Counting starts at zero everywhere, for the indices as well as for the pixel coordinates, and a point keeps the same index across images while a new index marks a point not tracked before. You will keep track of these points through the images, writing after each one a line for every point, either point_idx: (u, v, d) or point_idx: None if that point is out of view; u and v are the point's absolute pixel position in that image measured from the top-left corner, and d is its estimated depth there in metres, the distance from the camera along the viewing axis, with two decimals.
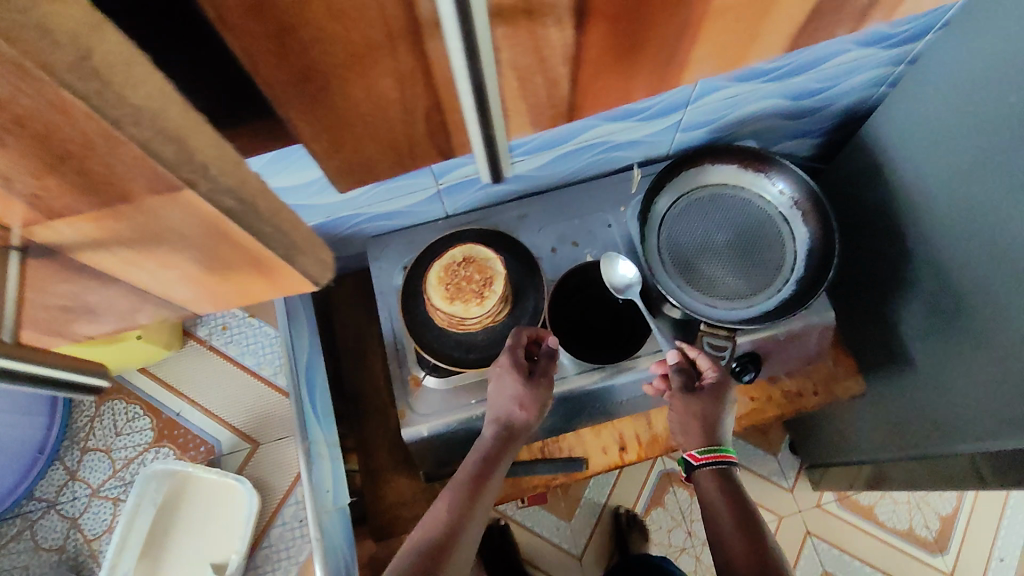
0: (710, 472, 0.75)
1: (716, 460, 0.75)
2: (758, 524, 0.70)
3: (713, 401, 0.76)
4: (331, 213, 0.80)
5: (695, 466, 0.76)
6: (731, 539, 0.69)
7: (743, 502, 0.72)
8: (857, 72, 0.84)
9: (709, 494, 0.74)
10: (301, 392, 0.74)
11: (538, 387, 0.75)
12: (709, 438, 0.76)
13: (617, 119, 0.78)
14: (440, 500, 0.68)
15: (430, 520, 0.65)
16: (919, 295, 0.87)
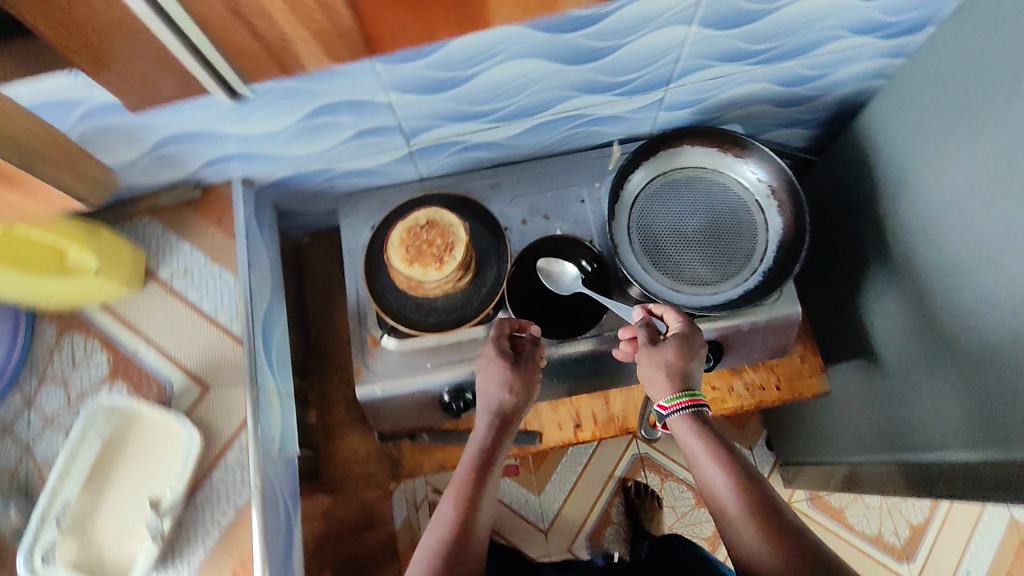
0: (685, 418, 0.69)
1: (686, 405, 0.69)
2: (746, 467, 0.65)
3: (678, 349, 0.70)
4: (299, 166, 0.79)
5: (666, 416, 0.70)
6: (720, 488, 0.64)
7: (726, 447, 0.66)
8: (851, 62, 0.81)
9: (690, 442, 0.68)
10: (256, 342, 0.74)
11: (527, 374, 0.74)
12: (679, 385, 0.70)
13: (596, 92, 0.77)
14: (445, 500, 0.68)
15: (438, 525, 0.66)
16: (899, 297, 0.85)
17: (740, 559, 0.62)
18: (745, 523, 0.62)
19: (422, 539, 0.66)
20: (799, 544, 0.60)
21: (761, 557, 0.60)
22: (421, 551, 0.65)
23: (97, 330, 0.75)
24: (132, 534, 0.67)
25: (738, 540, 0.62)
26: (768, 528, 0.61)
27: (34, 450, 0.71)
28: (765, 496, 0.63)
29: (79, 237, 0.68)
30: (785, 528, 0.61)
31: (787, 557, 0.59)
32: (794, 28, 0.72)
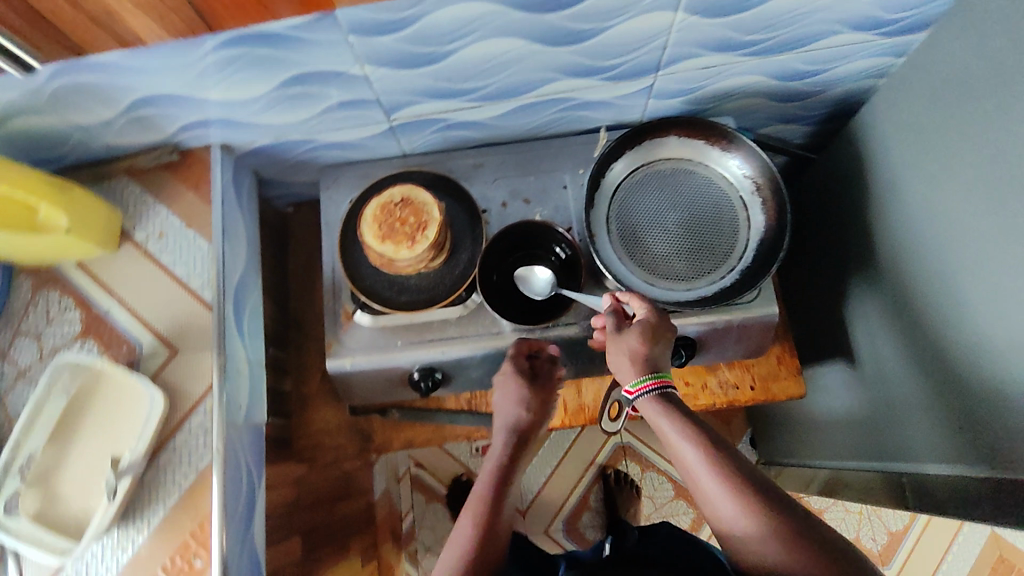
0: (652, 399, 0.65)
1: (652, 388, 0.65)
2: (717, 439, 0.61)
3: (641, 335, 0.68)
4: (280, 136, 0.79)
5: (633, 400, 0.66)
6: (695, 464, 0.61)
7: (696, 423, 0.62)
8: (853, 59, 0.81)
9: (658, 422, 0.64)
10: (226, 308, 0.75)
11: (541, 395, 0.79)
12: (645, 368, 0.67)
13: (581, 76, 0.75)
14: (464, 515, 0.67)
15: (459, 540, 0.65)
16: (887, 304, 0.84)
17: (724, 531, 0.59)
18: (725, 498, 0.58)
19: (442, 554, 0.66)
20: (782, 513, 0.57)
21: (744, 530, 0.57)
22: (442, 564, 0.64)
23: (72, 288, 0.76)
24: (93, 489, 0.68)
25: (719, 515, 0.59)
26: (750, 501, 0.57)
27: (5, 401, 0.72)
28: (741, 466, 0.59)
29: (48, 196, 0.68)
30: (767, 497, 0.58)
31: (770, 528, 0.56)
32: (787, 20, 0.71)
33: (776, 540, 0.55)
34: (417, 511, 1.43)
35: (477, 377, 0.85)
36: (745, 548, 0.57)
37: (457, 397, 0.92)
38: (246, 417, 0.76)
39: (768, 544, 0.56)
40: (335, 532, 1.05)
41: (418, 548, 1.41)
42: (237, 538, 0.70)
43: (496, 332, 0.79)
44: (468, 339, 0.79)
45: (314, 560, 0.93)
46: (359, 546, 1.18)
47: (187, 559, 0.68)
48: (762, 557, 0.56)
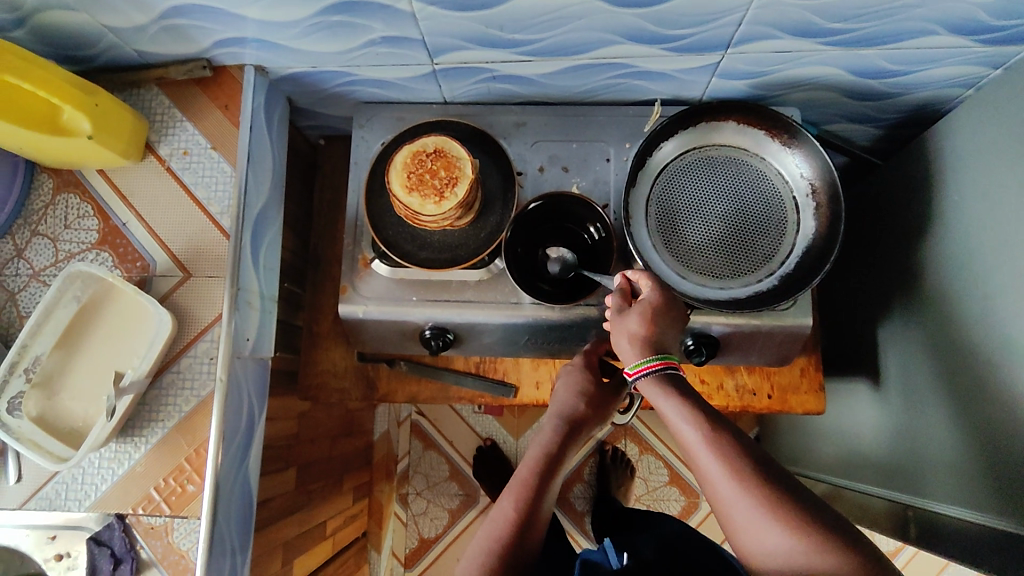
0: (654, 380, 0.62)
1: (654, 370, 0.62)
2: (720, 421, 0.58)
3: (644, 318, 0.64)
4: (318, 65, 0.75)
5: (633, 382, 0.63)
6: (694, 445, 0.57)
7: (698, 404, 0.59)
8: (944, 64, 0.74)
9: (660, 403, 0.61)
10: (243, 238, 0.73)
11: (604, 392, 0.75)
12: (648, 351, 0.63)
13: (644, 43, 0.70)
14: (506, 495, 0.65)
15: (495, 522, 0.63)
16: (927, 331, 0.80)
17: (724, 516, 0.55)
18: (724, 479, 0.54)
19: (477, 532, 0.63)
20: (785, 497, 0.53)
21: (744, 514, 0.53)
22: (475, 544, 0.62)
23: (92, 194, 0.75)
24: (95, 401, 0.68)
25: (720, 498, 0.55)
26: (748, 481, 0.54)
27: (18, 299, 0.72)
28: (743, 448, 0.56)
29: (72, 100, 0.65)
30: (769, 480, 0.54)
31: (771, 512, 0.52)
32: (881, 12, 0.64)
33: (777, 524, 0.51)
34: (414, 455, 1.43)
35: (489, 344, 0.83)
36: (746, 535, 0.53)
37: (467, 358, 0.90)
38: (254, 350, 0.75)
39: (768, 529, 0.52)
40: (331, 468, 1.06)
41: (410, 492, 1.41)
42: (234, 462, 0.71)
43: (513, 302, 0.76)
44: (484, 305, 0.77)
45: (306, 494, 0.94)
46: (351, 482, 1.20)
47: (181, 481, 0.69)
48: (764, 543, 0.52)
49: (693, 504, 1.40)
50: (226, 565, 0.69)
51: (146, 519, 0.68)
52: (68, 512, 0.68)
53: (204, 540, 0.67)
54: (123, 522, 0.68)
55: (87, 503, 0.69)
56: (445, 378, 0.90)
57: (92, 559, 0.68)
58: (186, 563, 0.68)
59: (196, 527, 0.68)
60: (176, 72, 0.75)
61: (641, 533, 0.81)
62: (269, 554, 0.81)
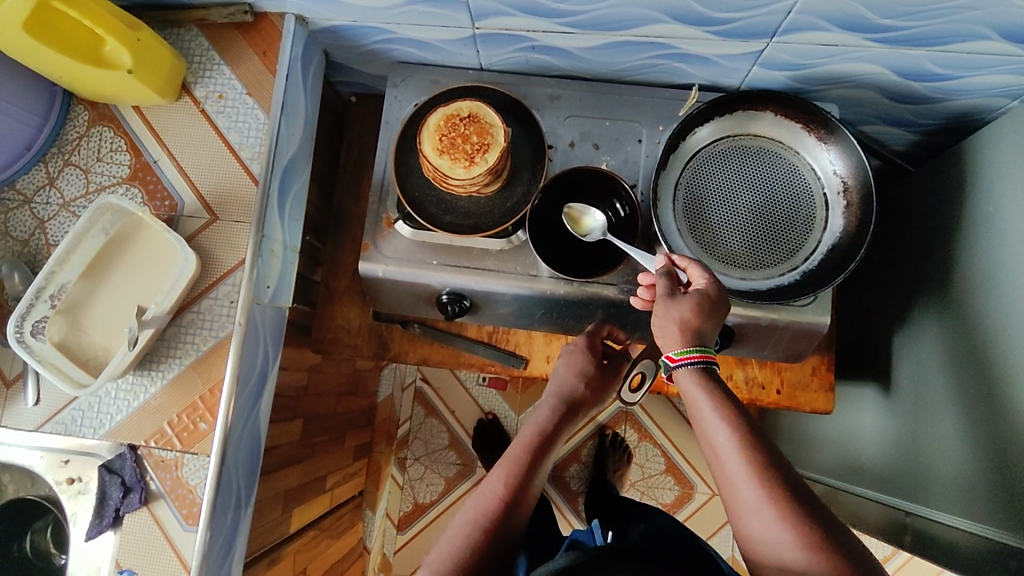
0: (693, 374, 0.60)
1: (695, 361, 0.60)
2: (752, 426, 0.57)
3: (696, 306, 0.62)
4: (359, 20, 0.75)
5: (671, 369, 0.61)
6: (724, 447, 0.56)
7: (733, 406, 0.58)
8: (991, 72, 0.73)
9: (693, 398, 0.60)
10: (271, 187, 0.74)
11: (604, 376, 0.76)
12: (691, 339, 0.61)
13: (688, 24, 0.69)
14: (496, 471, 0.66)
15: (484, 496, 0.64)
16: (946, 342, 0.80)
17: (738, 518, 0.55)
18: (748, 484, 0.54)
19: (466, 505, 0.64)
20: (807, 510, 0.52)
21: (763, 521, 0.53)
22: (463, 516, 0.63)
23: (126, 130, 0.75)
24: (115, 332, 0.69)
25: (739, 502, 0.54)
26: (773, 490, 0.53)
27: (47, 228, 0.74)
28: (774, 458, 0.55)
29: (114, 31, 0.65)
30: (792, 490, 0.53)
31: (794, 525, 0.51)
32: (938, 11, 0.63)
33: (795, 532, 0.51)
34: (415, 421, 1.45)
35: (504, 313, 0.84)
36: (761, 540, 0.53)
37: (480, 327, 0.91)
38: (273, 299, 0.76)
39: (786, 539, 0.51)
40: (334, 424, 1.07)
41: (408, 456, 1.43)
42: (245, 407, 0.71)
43: (532, 274, 0.77)
44: (503, 275, 0.77)
45: (309, 446, 0.95)
46: (353, 441, 1.21)
47: (193, 419, 0.70)
48: (778, 551, 0.52)
49: (686, 495, 1.41)
50: (230, 510, 0.71)
51: (157, 451, 0.70)
52: (82, 438, 0.70)
53: (214, 479, 0.68)
54: (135, 453, 0.70)
55: (101, 431, 0.70)
56: (456, 345, 0.90)
57: (102, 485, 0.69)
58: (193, 498, 0.69)
59: (206, 464, 0.69)
60: (218, 14, 0.74)
61: (637, 522, 0.82)
62: (268, 502, 0.82)
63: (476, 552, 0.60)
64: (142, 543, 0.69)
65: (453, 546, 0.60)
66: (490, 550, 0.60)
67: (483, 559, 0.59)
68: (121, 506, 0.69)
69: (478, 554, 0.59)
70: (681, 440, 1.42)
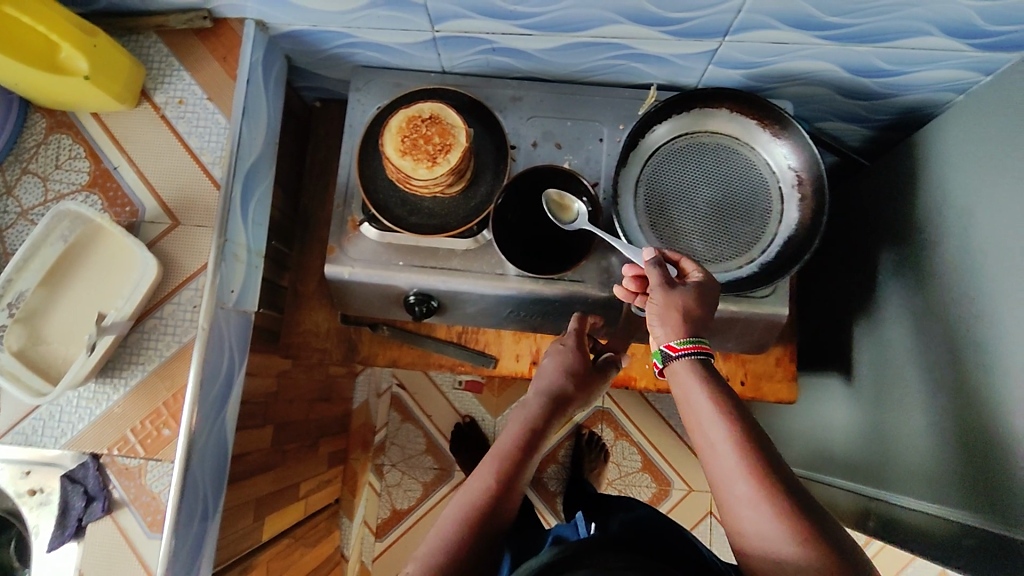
0: (691, 364, 0.61)
1: (693, 351, 0.61)
2: (748, 421, 0.57)
3: (697, 295, 0.64)
4: (320, 24, 0.76)
5: (671, 359, 0.62)
6: (718, 441, 0.56)
7: (730, 401, 0.58)
8: (936, 67, 0.75)
9: (688, 390, 0.60)
10: (234, 191, 0.74)
11: (590, 374, 0.76)
12: (689, 329, 0.62)
13: (643, 24, 0.71)
14: (485, 464, 0.66)
15: (471, 489, 0.63)
16: (901, 330, 0.82)
17: (729, 511, 0.55)
18: (743, 479, 0.54)
19: (455, 496, 0.64)
20: (800, 508, 0.52)
21: (758, 516, 0.52)
22: (451, 508, 0.63)
23: (85, 137, 0.75)
24: (77, 339, 0.68)
25: (732, 496, 0.54)
26: (768, 486, 0.53)
27: (4, 236, 0.73)
28: (769, 454, 0.55)
29: (70, 38, 0.65)
30: (786, 487, 0.53)
31: (787, 522, 0.51)
32: (879, 9, 0.66)
33: (787, 528, 0.51)
34: (391, 427, 1.44)
35: (472, 311, 0.84)
36: (752, 535, 0.53)
37: (449, 327, 0.92)
38: (237, 303, 0.75)
39: (778, 534, 0.51)
40: (306, 430, 1.06)
41: (384, 463, 1.42)
42: (210, 413, 0.71)
43: (499, 273, 0.78)
44: (470, 274, 0.78)
45: (279, 453, 0.94)
46: (326, 447, 1.20)
47: (157, 425, 0.69)
48: (769, 546, 0.52)
49: (664, 491, 1.41)
50: (197, 517, 0.70)
51: (121, 459, 0.69)
52: (43, 448, 0.69)
53: (177, 484, 0.67)
54: (98, 461, 0.69)
55: (63, 441, 0.69)
56: (425, 345, 0.90)
57: (64, 495, 0.68)
58: (158, 505, 0.68)
59: (169, 470, 0.69)
60: (177, 20, 0.75)
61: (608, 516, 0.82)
62: (237, 509, 0.81)
63: (465, 543, 0.59)
64: (107, 552, 0.68)
65: (441, 536, 0.60)
66: (478, 538, 0.60)
67: (472, 548, 0.59)
68: (83, 515, 0.68)
69: (468, 544, 0.59)
70: (657, 437, 1.44)
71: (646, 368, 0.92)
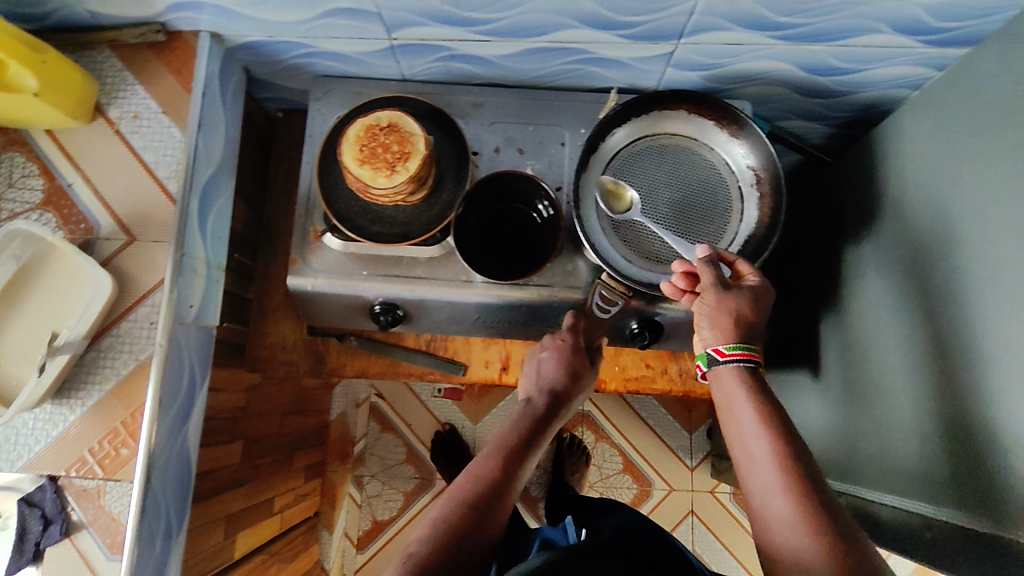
0: (737, 374, 0.61)
1: (741, 357, 0.62)
2: (793, 439, 0.56)
3: (750, 300, 0.65)
4: (275, 35, 0.75)
5: (717, 363, 0.63)
6: (759, 455, 0.56)
7: (777, 416, 0.58)
8: (888, 64, 0.76)
9: (733, 399, 0.60)
10: (191, 204, 0.73)
11: (586, 372, 0.77)
12: (738, 335, 0.63)
13: (598, 28, 0.71)
14: (486, 453, 0.65)
15: (471, 475, 0.62)
16: (860, 326, 0.83)
17: (762, 527, 0.54)
18: (781, 495, 0.53)
19: (453, 482, 0.62)
20: (836, 529, 0.51)
21: (793, 534, 0.51)
22: (449, 492, 0.61)
23: (38, 154, 0.74)
24: (30, 360, 0.67)
25: (767, 512, 0.54)
26: (805, 504, 0.52)
27: None
28: (810, 473, 0.54)
29: (17, 55, 0.63)
30: (824, 508, 0.52)
31: (822, 543, 0.50)
32: (827, 8, 0.66)
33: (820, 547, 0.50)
34: (371, 438, 1.43)
35: (439, 319, 0.84)
36: (784, 552, 0.52)
37: (417, 336, 0.91)
38: (197, 318, 0.75)
39: (810, 554, 0.50)
40: (280, 443, 1.05)
41: (365, 474, 1.41)
42: (171, 430, 0.70)
43: (464, 281, 0.77)
44: (434, 282, 0.77)
45: (251, 467, 0.93)
46: (302, 460, 1.19)
47: (115, 445, 0.68)
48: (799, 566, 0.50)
49: (645, 492, 1.41)
50: (159, 536, 0.69)
51: (78, 480, 0.68)
52: None
53: (136, 504, 0.66)
54: (55, 484, 0.68)
55: (19, 464, 0.67)
56: (394, 354, 0.90)
57: (21, 520, 0.67)
58: (117, 526, 0.67)
59: (129, 491, 0.68)
60: (129, 35, 0.74)
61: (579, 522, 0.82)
62: (206, 527, 0.80)
63: (463, 524, 0.57)
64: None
65: (437, 516, 0.58)
66: (474, 517, 0.58)
67: (468, 529, 0.57)
68: (41, 539, 0.67)
69: (465, 527, 0.57)
70: (636, 438, 1.44)
71: (616, 370, 0.93)
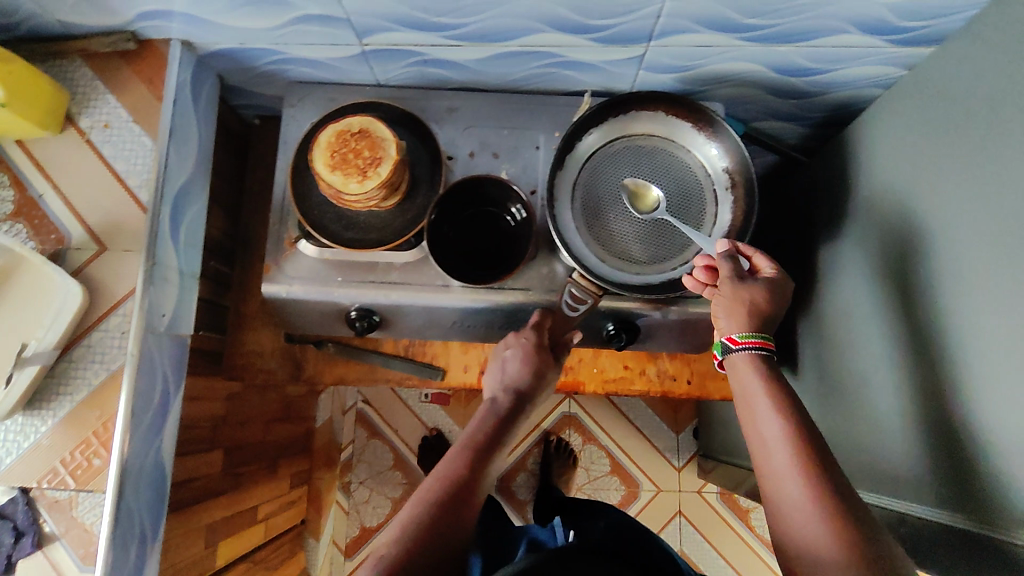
0: (752, 361, 0.62)
1: (756, 345, 0.62)
2: (809, 425, 0.56)
3: (767, 290, 0.66)
4: (246, 42, 0.75)
5: (731, 351, 0.63)
6: (774, 440, 0.56)
7: (792, 401, 0.58)
8: (858, 63, 0.77)
9: (747, 386, 0.61)
10: (162, 213, 0.73)
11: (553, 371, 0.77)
12: (755, 324, 0.64)
13: (568, 31, 0.71)
14: (453, 455, 0.65)
15: (439, 476, 0.62)
16: (836, 324, 0.83)
17: (777, 513, 0.54)
18: (794, 479, 0.53)
19: (422, 483, 0.62)
20: (850, 513, 0.50)
21: (806, 518, 0.51)
22: (419, 494, 0.60)
23: (10, 165, 0.74)
24: None
25: (782, 497, 0.53)
26: (818, 488, 0.52)
27: None
28: (825, 458, 0.54)
29: None
30: (839, 492, 0.52)
31: (837, 527, 0.50)
32: (794, 9, 0.67)
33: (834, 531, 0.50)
34: (358, 444, 1.43)
35: (416, 324, 0.84)
36: (797, 537, 0.51)
37: (395, 342, 0.92)
38: (169, 327, 0.74)
39: (823, 538, 0.50)
40: (262, 450, 1.05)
41: (352, 481, 1.41)
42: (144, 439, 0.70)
43: (440, 285, 0.76)
44: (410, 287, 0.76)
45: (232, 476, 0.93)
46: (287, 468, 1.19)
47: (87, 455, 0.68)
48: (812, 551, 0.50)
49: (633, 493, 1.41)
50: (133, 546, 0.68)
51: (50, 492, 0.68)
52: None
53: (109, 514, 0.65)
54: (27, 496, 0.67)
55: None
56: (372, 360, 0.90)
57: None
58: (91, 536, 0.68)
59: (101, 501, 0.67)
60: (99, 44, 0.73)
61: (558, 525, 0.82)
62: (185, 536, 0.80)
63: (432, 525, 0.56)
64: None
65: (405, 518, 0.58)
66: (443, 517, 0.57)
67: (436, 530, 0.56)
68: (13, 552, 0.66)
69: (434, 528, 0.56)
70: (623, 440, 1.44)
71: (594, 372, 0.93)
